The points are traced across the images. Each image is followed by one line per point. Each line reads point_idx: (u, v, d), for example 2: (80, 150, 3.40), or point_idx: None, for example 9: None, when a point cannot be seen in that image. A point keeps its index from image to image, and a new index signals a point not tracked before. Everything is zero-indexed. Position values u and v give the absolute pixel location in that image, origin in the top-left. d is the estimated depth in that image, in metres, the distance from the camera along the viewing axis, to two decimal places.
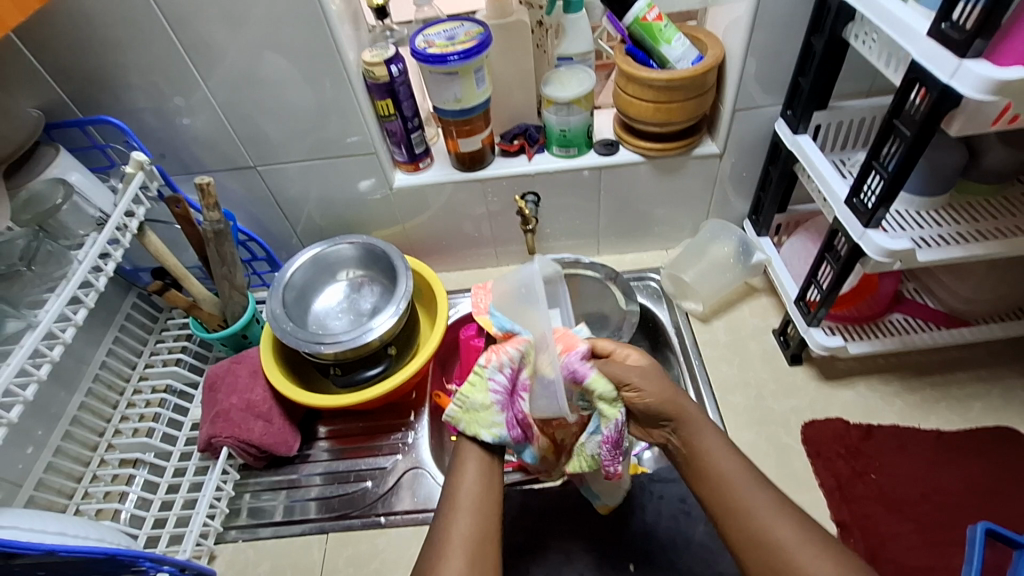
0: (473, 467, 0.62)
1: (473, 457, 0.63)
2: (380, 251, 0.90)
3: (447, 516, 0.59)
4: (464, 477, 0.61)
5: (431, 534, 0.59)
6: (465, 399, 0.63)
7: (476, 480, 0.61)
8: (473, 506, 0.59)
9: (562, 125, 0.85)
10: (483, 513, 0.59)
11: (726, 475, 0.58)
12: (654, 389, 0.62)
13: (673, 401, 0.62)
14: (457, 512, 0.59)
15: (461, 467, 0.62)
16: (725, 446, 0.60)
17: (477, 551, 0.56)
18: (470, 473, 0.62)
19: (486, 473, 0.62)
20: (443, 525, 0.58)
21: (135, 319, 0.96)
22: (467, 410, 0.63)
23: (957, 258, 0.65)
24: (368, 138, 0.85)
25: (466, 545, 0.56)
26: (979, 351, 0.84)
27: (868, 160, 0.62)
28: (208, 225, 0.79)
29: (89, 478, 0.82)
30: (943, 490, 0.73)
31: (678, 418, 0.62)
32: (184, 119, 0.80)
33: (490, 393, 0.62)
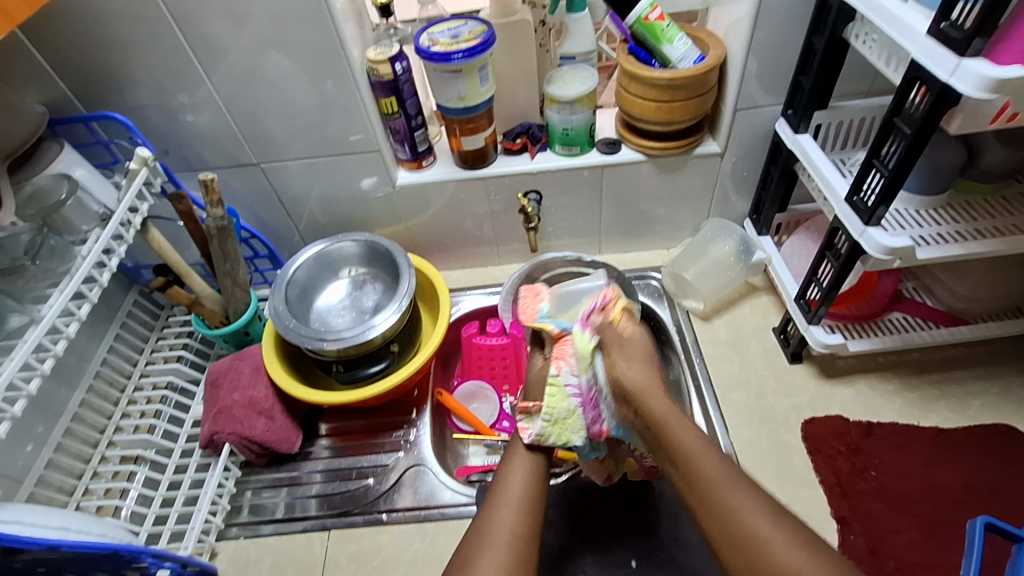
0: (524, 467, 0.65)
1: (529, 456, 0.66)
2: (383, 248, 0.91)
3: (492, 512, 0.60)
4: (512, 476, 0.64)
5: (473, 526, 0.60)
6: (553, 411, 0.66)
7: (525, 479, 0.64)
8: (516, 503, 0.61)
9: (564, 124, 0.86)
10: (528, 509, 0.61)
11: (695, 461, 0.55)
12: (633, 367, 0.63)
13: (646, 379, 0.62)
14: (500, 506, 0.60)
15: (512, 465, 0.65)
16: (700, 438, 0.57)
17: (522, 542, 0.58)
18: (520, 472, 0.64)
19: (536, 474, 0.65)
20: (487, 515, 0.60)
21: (137, 316, 0.96)
22: (555, 423, 0.66)
23: (957, 255, 0.66)
24: (371, 137, 0.85)
25: (513, 535, 0.58)
26: (978, 350, 0.84)
27: (869, 158, 0.63)
28: (211, 221, 0.79)
29: (90, 474, 0.82)
30: (943, 487, 0.73)
31: (648, 398, 0.61)
32: (188, 116, 0.80)
33: (572, 399, 0.66)
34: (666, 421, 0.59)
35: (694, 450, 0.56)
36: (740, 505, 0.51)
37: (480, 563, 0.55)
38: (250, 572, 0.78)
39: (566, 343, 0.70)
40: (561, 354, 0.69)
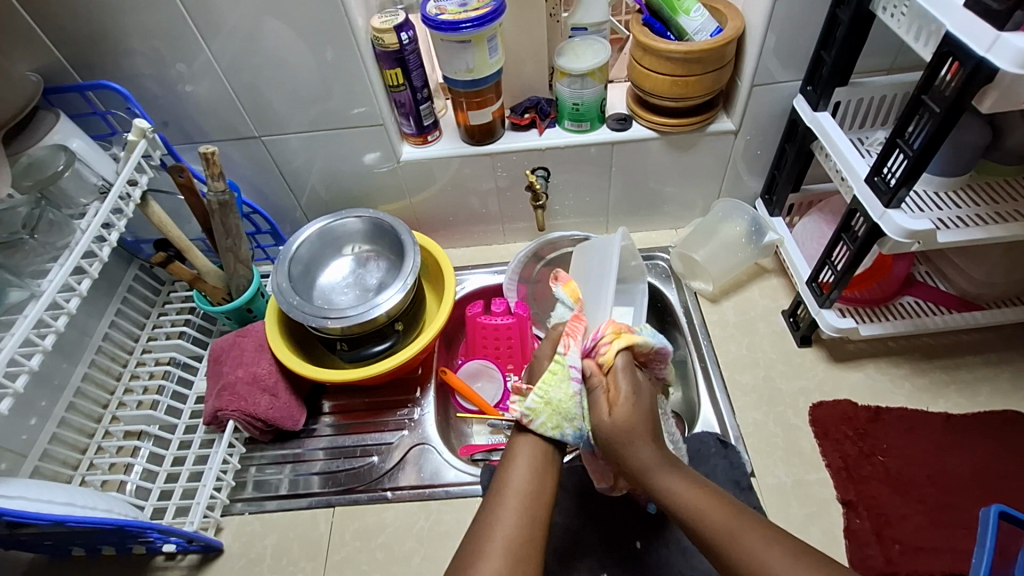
0: (526, 461, 0.62)
1: (532, 440, 0.64)
2: (387, 225, 0.89)
3: (496, 510, 0.59)
4: (517, 469, 0.61)
5: (475, 523, 0.59)
6: (546, 391, 0.62)
7: (527, 477, 0.61)
8: (523, 503, 0.59)
9: (575, 98, 0.83)
10: (530, 511, 0.58)
11: (698, 510, 0.55)
12: (626, 410, 0.60)
13: (636, 433, 0.59)
14: (505, 506, 0.58)
15: (514, 460, 0.62)
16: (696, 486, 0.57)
17: (520, 547, 0.55)
18: (521, 469, 0.61)
19: (539, 471, 0.62)
20: (488, 514, 0.58)
21: (138, 291, 0.95)
22: (547, 403, 0.61)
23: (978, 239, 0.64)
24: (376, 110, 0.83)
25: (512, 540, 0.56)
26: (990, 335, 0.83)
27: (893, 137, 0.61)
28: (212, 195, 0.77)
29: (94, 449, 0.82)
30: (951, 472, 0.73)
31: (637, 446, 0.59)
32: (187, 86, 0.78)
33: (572, 383, 0.61)
34: (665, 475, 0.58)
35: (707, 513, 0.54)
36: (762, 553, 0.50)
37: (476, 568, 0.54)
38: (255, 546, 0.78)
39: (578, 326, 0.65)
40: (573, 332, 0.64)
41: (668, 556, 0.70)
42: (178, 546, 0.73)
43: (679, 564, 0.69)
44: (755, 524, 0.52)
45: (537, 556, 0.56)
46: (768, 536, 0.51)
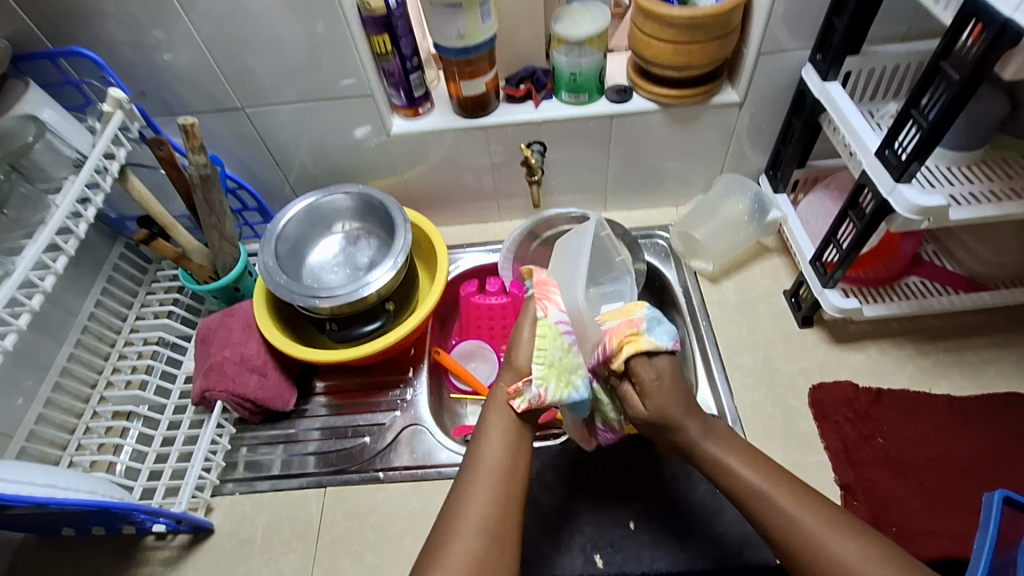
0: (500, 433, 0.61)
1: (506, 406, 0.63)
2: (377, 202, 0.86)
3: (469, 486, 0.58)
4: (489, 445, 0.61)
5: (448, 502, 0.58)
6: (544, 353, 0.60)
7: (500, 451, 0.60)
8: (496, 479, 0.58)
9: (572, 67, 0.80)
10: (504, 489, 0.58)
11: (734, 471, 0.57)
12: (665, 394, 0.61)
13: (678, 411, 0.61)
14: (478, 482, 0.58)
15: (487, 435, 0.61)
16: (735, 450, 0.59)
17: (493, 527, 0.56)
18: (494, 445, 0.60)
19: (511, 444, 0.61)
20: (462, 490, 0.58)
21: (124, 269, 0.92)
22: (551, 365, 0.60)
23: (990, 216, 0.62)
24: (364, 80, 0.79)
25: (484, 520, 0.56)
26: (996, 316, 0.81)
27: (907, 108, 0.57)
28: (194, 169, 0.74)
29: (82, 429, 0.80)
30: (953, 455, 0.71)
31: (685, 423, 0.60)
32: (165, 54, 0.74)
33: (566, 336, 0.61)
34: (703, 441, 0.60)
35: (751, 481, 0.56)
36: (792, 508, 0.54)
37: (449, 548, 0.54)
38: (246, 527, 0.77)
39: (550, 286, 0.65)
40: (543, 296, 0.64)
41: (663, 539, 0.68)
42: (168, 526, 0.72)
43: (674, 546, 0.68)
44: (788, 482, 0.56)
45: (510, 535, 0.56)
46: (800, 493, 0.55)
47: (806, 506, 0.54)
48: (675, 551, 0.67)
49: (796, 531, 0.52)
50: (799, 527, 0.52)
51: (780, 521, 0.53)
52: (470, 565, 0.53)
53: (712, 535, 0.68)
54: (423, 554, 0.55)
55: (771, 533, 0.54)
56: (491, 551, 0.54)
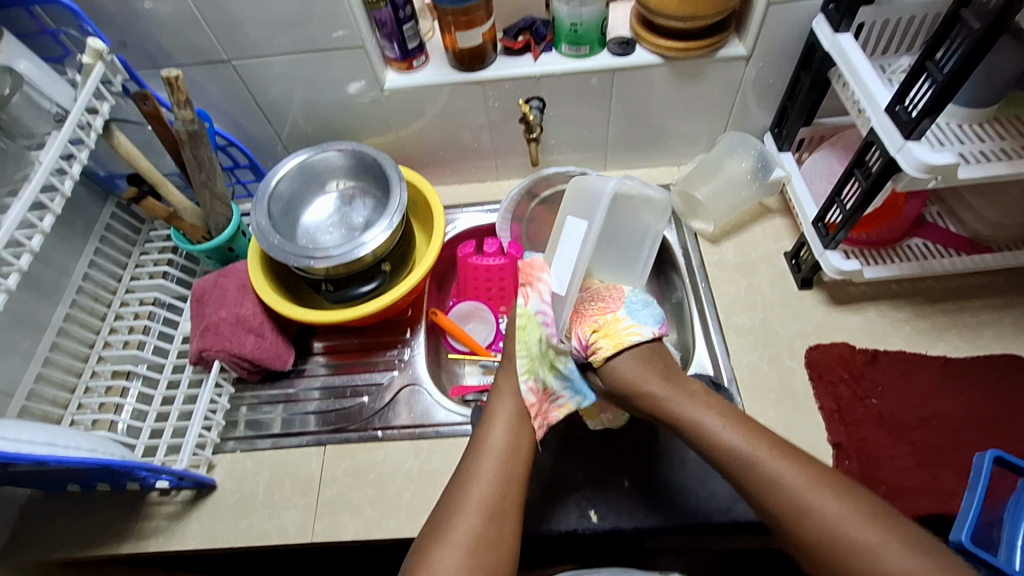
0: (504, 420, 0.67)
1: (511, 393, 0.70)
2: (371, 159, 0.84)
3: (473, 467, 0.63)
4: (494, 431, 0.66)
5: (455, 481, 0.63)
6: (526, 345, 0.71)
7: (503, 436, 0.65)
8: (498, 459, 0.63)
9: (573, 18, 0.76)
10: (506, 469, 0.63)
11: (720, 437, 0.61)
12: (627, 373, 0.70)
13: (644, 376, 0.69)
14: (482, 463, 0.63)
15: (494, 420, 0.67)
16: (716, 412, 0.63)
17: (496, 504, 0.60)
18: (499, 430, 0.66)
19: (512, 428, 0.66)
20: (467, 472, 0.63)
21: (116, 230, 0.91)
22: (530, 356, 0.71)
23: (1001, 175, 0.60)
24: (355, 32, 0.76)
25: (489, 497, 0.60)
26: (997, 279, 0.80)
27: (921, 61, 0.56)
28: (181, 125, 0.71)
29: (82, 389, 0.80)
30: (946, 415, 0.71)
31: (653, 387, 0.67)
32: (146, 3, 0.71)
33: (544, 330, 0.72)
34: (681, 407, 0.65)
35: (732, 442, 0.60)
36: (775, 467, 0.58)
37: (454, 524, 0.59)
38: (248, 483, 0.78)
39: (536, 267, 0.74)
40: (529, 278, 0.74)
41: (656, 495, 0.69)
42: (170, 482, 0.73)
43: (668, 501, 0.69)
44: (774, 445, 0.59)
45: (510, 511, 0.60)
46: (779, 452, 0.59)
47: (793, 472, 0.57)
48: (669, 507, 0.68)
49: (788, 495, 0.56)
50: (788, 489, 0.56)
51: (775, 489, 0.57)
52: (473, 538, 0.58)
53: (706, 491, 0.69)
54: (427, 533, 0.59)
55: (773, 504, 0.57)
56: (493, 528, 0.59)
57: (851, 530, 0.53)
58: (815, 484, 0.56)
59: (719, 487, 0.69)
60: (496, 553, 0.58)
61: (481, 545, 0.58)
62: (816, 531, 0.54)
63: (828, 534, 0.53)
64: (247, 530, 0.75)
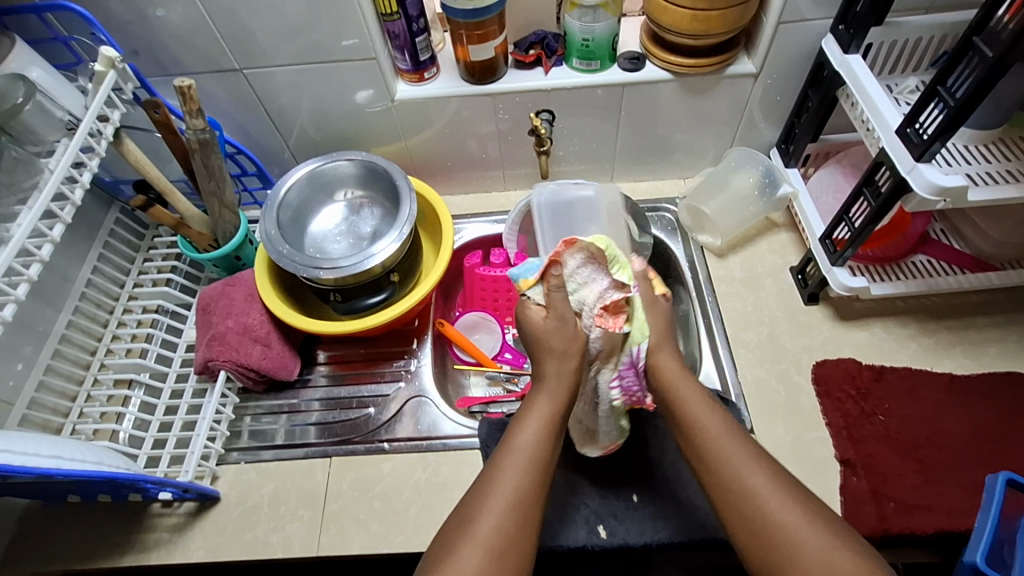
0: (540, 417, 0.58)
1: (554, 393, 0.61)
2: (381, 170, 0.84)
3: (502, 463, 0.55)
4: (528, 427, 0.58)
5: (481, 474, 0.56)
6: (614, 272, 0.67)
7: (537, 434, 0.57)
8: (530, 456, 0.55)
9: (585, 33, 0.77)
10: (540, 469, 0.55)
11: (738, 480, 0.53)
12: (654, 319, 0.67)
13: (660, 339, 0.66)
14: (512, 457, 0.55)
15: (530, 412, 0.59)
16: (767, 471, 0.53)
17: (524, 503, 0.53)
18: (534, 423, 0.58)
19: (549, 426, 0.58)
20: (495, 468, 0.55)
21: (120, 235, 0.90)
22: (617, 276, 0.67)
23: (1008, 198, 0.61)
24: (367, 42, 0.76)
25: (518, 495, 0.53)
26: (1000, 296, 0.81)
27: (932, 86, 0.56)
28: (191, 133, 0.71)
29: (83, 397, 0.79)
30: (952, 432, 0.71)
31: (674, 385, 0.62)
32: (158, 11, 0.70)
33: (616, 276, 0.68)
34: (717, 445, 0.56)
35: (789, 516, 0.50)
36: (750, 477, 0.53)
37: (481, 518, 0.52)
38: (252, 495, 0.77)
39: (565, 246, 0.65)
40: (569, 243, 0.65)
41: (664, 510, 0.69)
42: (174, 494, 0.72)
43: (679, 517, 0.69)
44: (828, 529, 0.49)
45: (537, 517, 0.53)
46: (758, 458, 0.54)
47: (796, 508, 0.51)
48: (678, 522, 0.68)
49: (747, 488, 0.52)
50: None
51: (745, 493, 0.52)
52: (501, 541, 0.51)
53: None
54: (443, 535, 0.53)
55: (723, 499, 0.54)
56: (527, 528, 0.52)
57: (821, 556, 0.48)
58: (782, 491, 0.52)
59: None
60: (522, 559, 0.51)
61: (510, 548, 0.51)
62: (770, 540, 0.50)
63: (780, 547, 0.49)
64: (251, 544, 0.74)
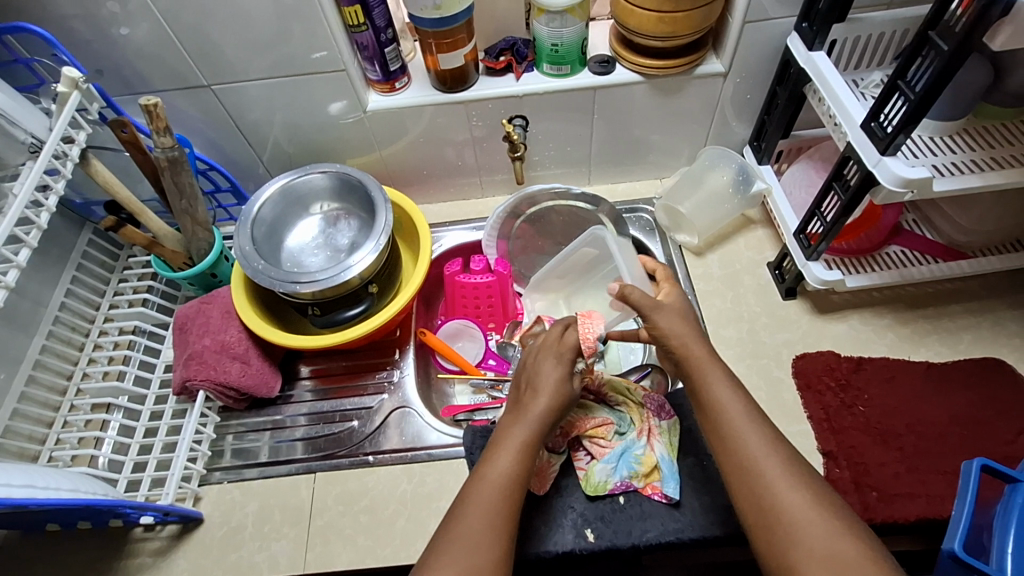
0: (513, 450, 0.57)
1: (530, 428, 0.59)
2: (356, 181, 0.83)
3: (472, 495, 0.54)
4: (500, 459, 0.56)
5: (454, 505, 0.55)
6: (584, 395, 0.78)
7: (510, 467, 0.56)
8: (501, 488, 0.55)
9: (554, 38, 0.77)
10: (511, 501, 0.54)
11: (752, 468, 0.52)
12: (669, 322, 0.62)
13: (686, 338, 0.61)
14: (481, 489, 0.54)
15: (504, 444, 0.58)
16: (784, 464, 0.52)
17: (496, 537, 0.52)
18: (506, 455, 0.57)
19: (522, 452, 0.57)
20: (467, 499, 0.54)
21: (93, 257, 0.88)
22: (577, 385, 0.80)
23: (974, 186, 0.62)
24: (337, 53, 0.76)
25: (488, 529, 0.52)
26: (973, 284, 0.83)
27: (893, 80, 0.57)
28: (160, 152, 0.70)
29: (60, 423, 0.77)
30: (931, 420, 0.72)
31: (696, 360, 0.60)
32: (122, 29, 0.70)
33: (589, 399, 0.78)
34: (733, 429, 0.54)
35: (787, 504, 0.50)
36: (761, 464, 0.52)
37: (449, 549, 0.51)
38: (236, 515, 0.76)
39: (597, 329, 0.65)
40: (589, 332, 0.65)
41: (651, 510, 0.69)
42: (155, 517, 0.71)
43: (667, 518, 0.68)
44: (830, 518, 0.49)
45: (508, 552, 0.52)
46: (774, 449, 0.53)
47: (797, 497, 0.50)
48: (666, 522, 0.68)
49: (756, 476, 0.52)
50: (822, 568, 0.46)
51: (757, 488, 0.51)
52: (486, 558, 0.51)
53: (701, 504, 0.69)
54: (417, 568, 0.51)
55: (734, 480, 0.53)
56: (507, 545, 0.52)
57: (802, 524, 0.48)
58: (776, 458, 0.52)
59: (713, 501, 0.69)
60: None
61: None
62: (760, 502, 0.51)
63: (767, 510, 0.50)
64: (236, 564, 0.73)
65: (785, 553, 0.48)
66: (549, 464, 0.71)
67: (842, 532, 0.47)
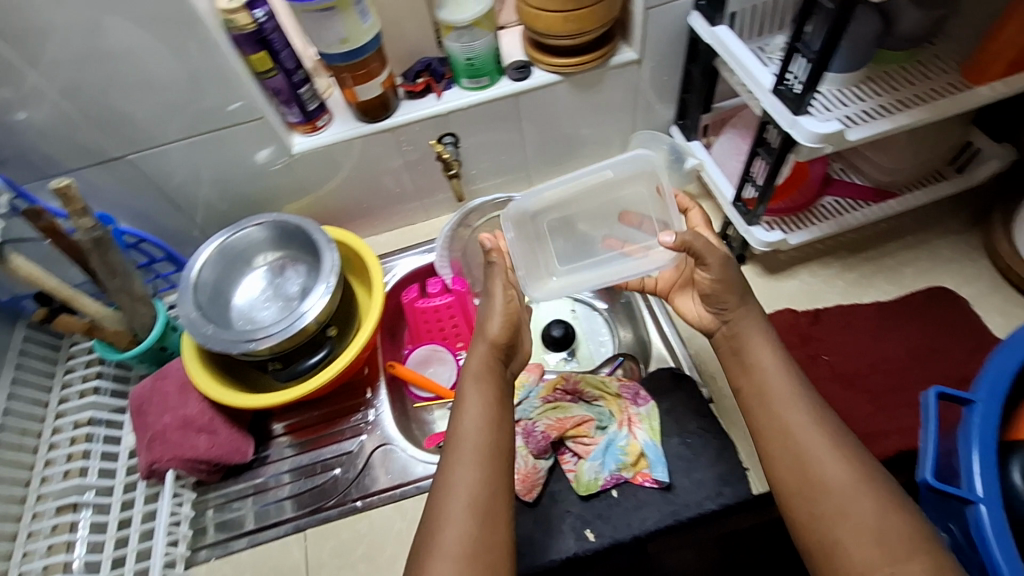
0: (477, 410, 0.59)
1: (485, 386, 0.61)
2: (293, 227, 0.82)
3: (452, 466, 0.56)
4: (465, 421, 0.59)
5: (436, 485, 0.57)
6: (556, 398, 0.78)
7: (477, 425, 0.58)
8: (474, 449, 0.57)
9: (466, 53, 0.77)
10: (489, 459, 0.56)
11: (800, 442, 0.55)
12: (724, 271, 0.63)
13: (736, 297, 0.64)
14: (458, 455, 0.56)
15: (463, 407, 0.60)
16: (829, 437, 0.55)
17: (484, 503, 0.54)
18: (470, 416, 0.59)
19: (485, 411, 0.60)
20: (448, 472, 0.56)
21: (32, 352, 0.83)
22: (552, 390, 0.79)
23: (885, 130, 0.65)
24: (251, 103, 0.74)
25: (475, 497, 0.54)
26: (906, 220, 0.86)
27: (792, 42, 0.60)
28: (81, 234, 0.67)
29: (25, 535, 0.71)
30: (891, 357, 0.75)
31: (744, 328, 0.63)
32: (19, 114, 0.67)
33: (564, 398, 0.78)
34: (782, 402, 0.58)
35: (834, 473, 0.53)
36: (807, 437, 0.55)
37: (443, 527, 0.53)
38: None
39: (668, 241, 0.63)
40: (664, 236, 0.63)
41: (646, 498, 0.70)
42: None
43: (662, 502, 0.69)
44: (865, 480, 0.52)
45: (502, 510, 0.54)
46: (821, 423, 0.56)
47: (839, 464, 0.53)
48: (662, 508, 0.69)
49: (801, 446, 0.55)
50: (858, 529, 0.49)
51: (802, 458, 0.54)
52: (477, 525, 0.53)
53: (691, 482, 0.70)
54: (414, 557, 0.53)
55: (777, 447, 0.56)
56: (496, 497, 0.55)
57: (848, 497, 0.51)
58: (822, 432, 0.55)
59: (702, 477, 0.70)
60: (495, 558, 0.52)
61: (482, 547, 0.52)
62: (807, 476, 0.54)
63: (811, 480, 0.53)
64: None
65: (820, 516, 0.52)
66: (534, 469, 0.72)
67: (887, 505, 0.50)
